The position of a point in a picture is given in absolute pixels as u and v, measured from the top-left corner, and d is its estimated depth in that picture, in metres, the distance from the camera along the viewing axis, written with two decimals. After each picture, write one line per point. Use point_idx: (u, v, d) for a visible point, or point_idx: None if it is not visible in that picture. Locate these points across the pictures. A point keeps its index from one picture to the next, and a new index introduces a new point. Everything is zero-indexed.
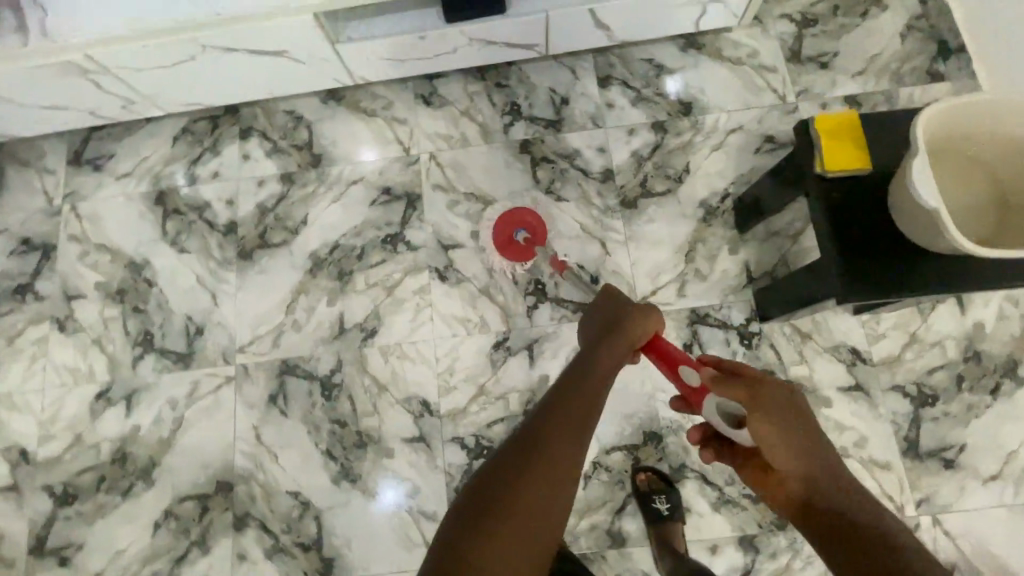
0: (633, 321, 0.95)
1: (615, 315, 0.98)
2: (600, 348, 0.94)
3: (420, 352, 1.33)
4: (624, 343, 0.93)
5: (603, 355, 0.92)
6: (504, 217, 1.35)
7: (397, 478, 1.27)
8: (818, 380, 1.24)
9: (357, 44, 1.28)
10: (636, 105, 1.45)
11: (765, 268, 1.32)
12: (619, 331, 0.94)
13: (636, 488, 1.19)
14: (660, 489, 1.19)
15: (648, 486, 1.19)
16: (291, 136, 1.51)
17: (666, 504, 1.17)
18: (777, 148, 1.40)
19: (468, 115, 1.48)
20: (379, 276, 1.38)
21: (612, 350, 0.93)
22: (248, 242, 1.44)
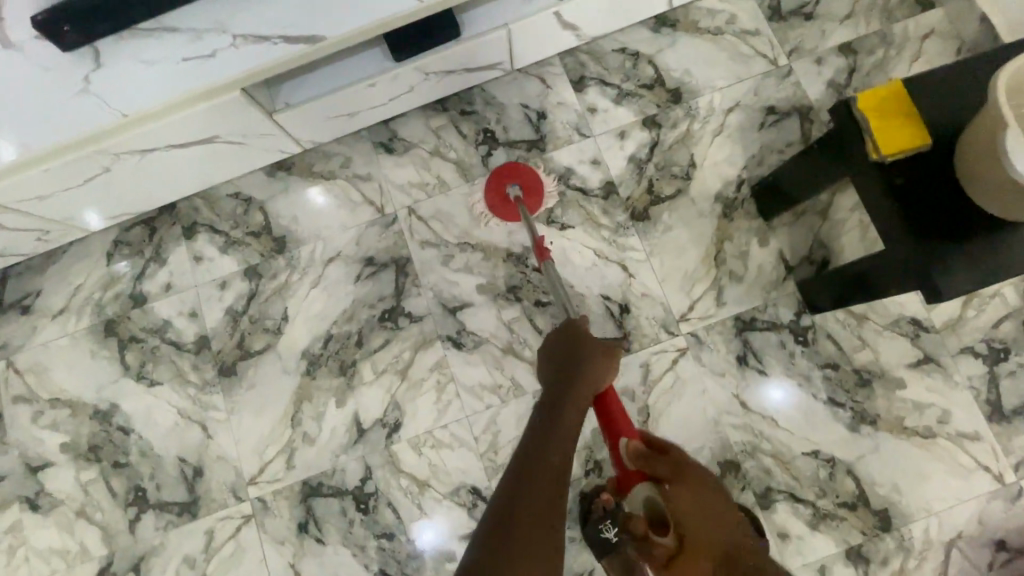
0: (600, 352, 0.83)
1: (576, 344, 0.85)
2: (570, 381, 0.80)
3: (455, 434, 1.18)
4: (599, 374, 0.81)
5: (574, 387, 0.79)
6: (501, 169, 1.17)
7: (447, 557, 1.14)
8: (886, 362, 1.15)
9: (300, 108, 1.09)
10: (620, 103, 1.30)
11: (801, 253, 1.20)
12: (589, 363, 0.82)
13: None
14: None
15: None
16: (244, 223, 1.31)
17: None
18: (782, 118, 1.27)
19: (439, 154, 1.31)
20: (386, 360, 1.22)
21: (583, 385, 0.80)
22: (227, 356, 1.25)
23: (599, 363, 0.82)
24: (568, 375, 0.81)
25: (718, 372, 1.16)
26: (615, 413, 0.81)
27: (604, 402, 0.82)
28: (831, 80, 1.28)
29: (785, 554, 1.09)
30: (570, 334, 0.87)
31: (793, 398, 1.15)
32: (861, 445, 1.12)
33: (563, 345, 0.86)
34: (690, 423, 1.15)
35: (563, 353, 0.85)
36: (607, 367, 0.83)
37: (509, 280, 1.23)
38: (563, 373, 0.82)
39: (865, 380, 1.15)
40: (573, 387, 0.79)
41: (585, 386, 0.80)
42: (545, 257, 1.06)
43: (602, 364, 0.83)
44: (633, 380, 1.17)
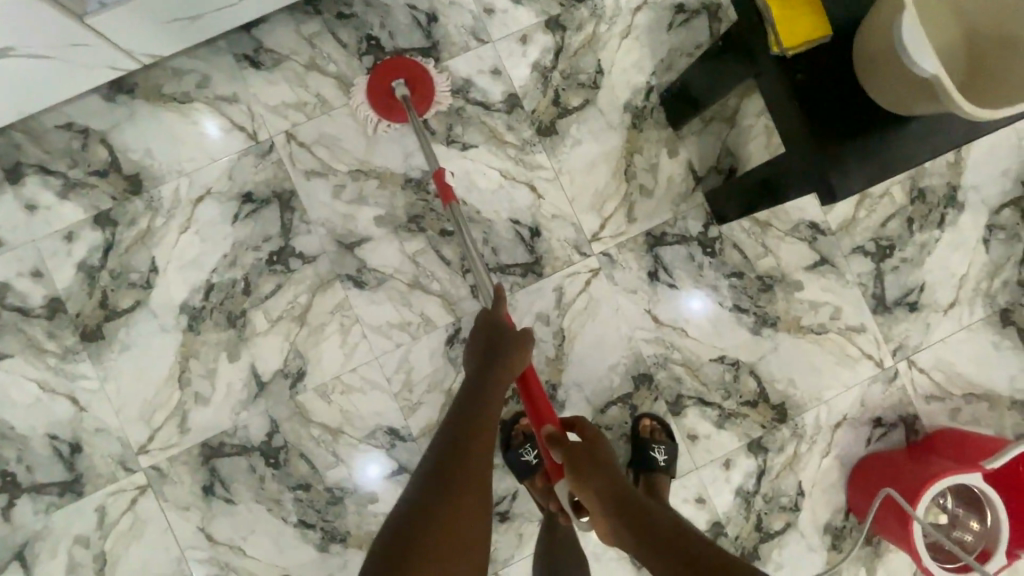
0: (518, 341, 0.86)
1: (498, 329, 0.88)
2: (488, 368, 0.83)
3: (366, 378, 1.11)
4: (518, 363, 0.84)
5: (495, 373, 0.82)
6: (382, 105, 1.08)
7: (371, 496, 1.11)
8: (786, 267, 1.18)
9: (121, 9, 0.87)
10: (520, 3, 1.16)
11: (709, 162, 1.18)
12: (511, 349, 0.85)
13: (636, 434, 1.11)
14: (660, 438, 1.10)
15: (648, 433, 1.11)
16: (84, 161, 1.09)
17: (664, 455, 1.08)
18: (690, 17, 1.19)
19: (315, 67, 1.13)
20: (280, 307, 1.10)
21: (501, 377, 0.82)
22: (89, 318, 1.08)
23: (518, 354, 0.85)
24: (489, 365, 0.84)
25: (630, 290, 1.15)
26: (536, 398, 0.84)
27: (527, 386, 0.85)
28: None
29: (694, 454, 1.15)
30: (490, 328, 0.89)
31: (707, 308, 1.17)
32: (762, 347, 1.17)
33: (481, 337, 0.88)
34: (605, 341, 1.14)
35: (482, 346, 0.88)
36: (521, 351, 0.85)
37: (410, 209, 1.13)
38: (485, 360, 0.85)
39: (767, 285, 1.18)
40: (493, 371, 0.83)
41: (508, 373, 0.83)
42: (451, 198, 0.97)
43: (516, 348, 0.85)
44: (547, 305, 1.14)
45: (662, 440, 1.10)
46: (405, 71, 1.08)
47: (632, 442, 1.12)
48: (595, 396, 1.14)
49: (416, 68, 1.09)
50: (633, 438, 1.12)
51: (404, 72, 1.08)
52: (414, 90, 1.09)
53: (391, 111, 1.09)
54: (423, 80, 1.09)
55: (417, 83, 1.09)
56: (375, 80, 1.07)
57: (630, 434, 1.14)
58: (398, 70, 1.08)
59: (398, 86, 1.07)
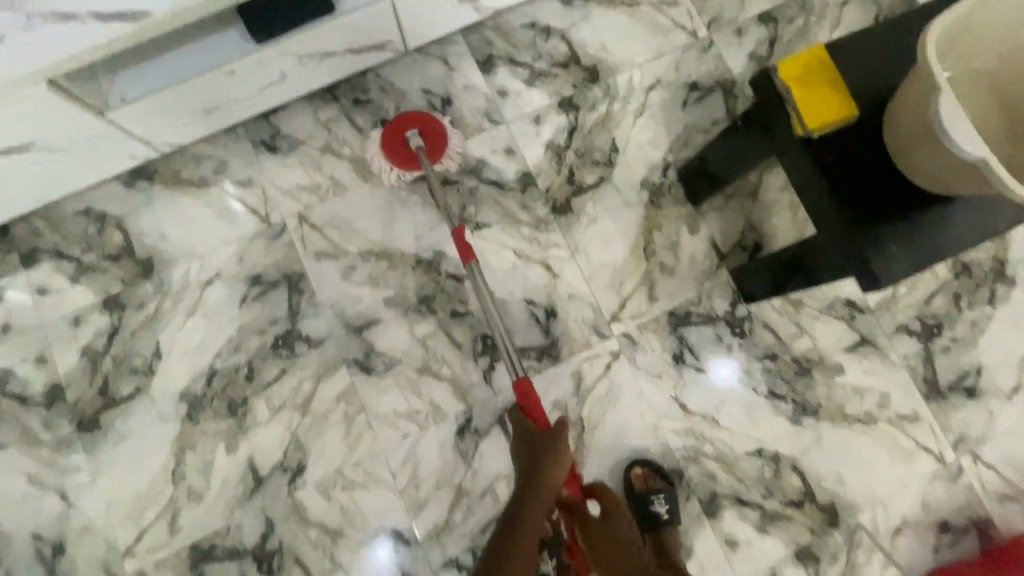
0: (556, 441, 0.81)
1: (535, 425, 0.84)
2: (530, 475, 0.80)
3: (370, 472, 1.03)
4: (561, 463, 0.80)
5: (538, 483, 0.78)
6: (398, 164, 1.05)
7: None
8: (824, 348, 1.09)
9: (142, 103, 0.89)
10: (533, 85, 1.18)
11: (733, 239, 1.12)
12: (550, 452, 0.80)
13: (630, 488, 1.01)
14: (658, 487, 1.01)
15: (644, 484, 1.01)
16: (98, 245, 1.09)
17: (666, 508, 0.99)
18: (705, 95, 1.18)
19: (330, 151, 1.14)
20: (283, 394, 1.05)
21: (544, 477, 0.79)
22: (88, 406, 1.04)
23: (556, 449, 0.81)
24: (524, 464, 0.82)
25: (655, 375, 1.07)
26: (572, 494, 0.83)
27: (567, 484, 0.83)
28: (753, 52, 1.21)
29: (734, 563, 1.02)
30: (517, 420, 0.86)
31: (734, 374, 1.08)
32: (804, 438, 1.06)
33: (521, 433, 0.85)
34: (629, 432, 1.05)
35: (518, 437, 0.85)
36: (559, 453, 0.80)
37: (421, 290, 1.09)
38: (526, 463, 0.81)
39: (805, 368, 1.08)
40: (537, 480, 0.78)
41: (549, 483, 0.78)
42: (470, 257, 0.94)
43: (555, 451, 0.80)
44: (564, 391, 1.06)
45: (659, 488, 1.00)
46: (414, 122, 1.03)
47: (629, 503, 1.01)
48: (618, 492, 1.03)
49: (422, 119, 1.04)
50: (628, 498, 1.01)
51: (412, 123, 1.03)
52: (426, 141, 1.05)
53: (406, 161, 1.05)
54: (433, 128, 1.05)
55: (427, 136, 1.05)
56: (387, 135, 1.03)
57: (624, 494, 1.02)
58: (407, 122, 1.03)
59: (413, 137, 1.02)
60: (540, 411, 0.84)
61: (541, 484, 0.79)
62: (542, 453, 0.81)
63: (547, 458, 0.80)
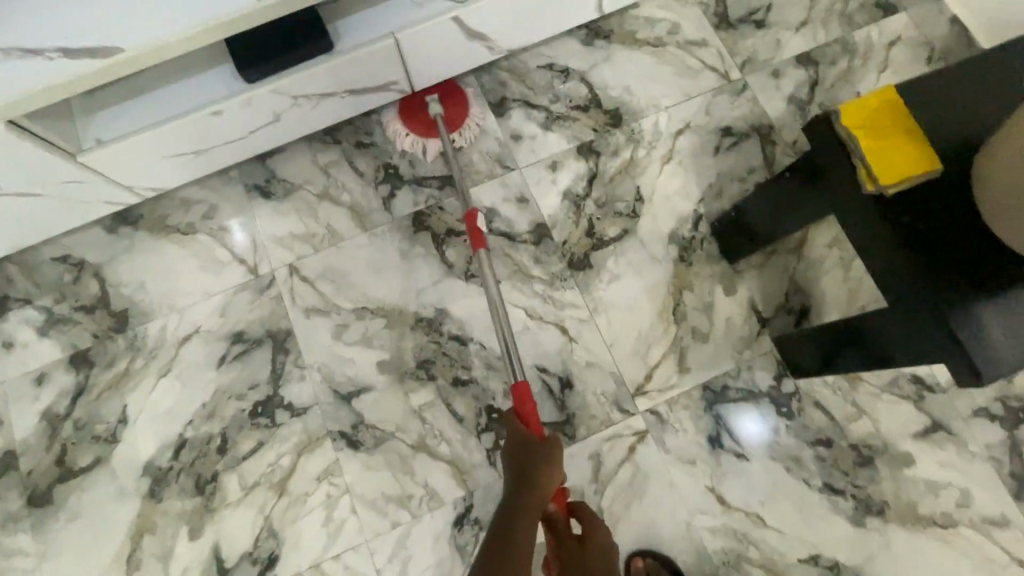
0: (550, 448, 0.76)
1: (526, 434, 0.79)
2: (523, 483, 0.74)
3: (351, 567, 0.88)
4: (552, 472, 0.75)
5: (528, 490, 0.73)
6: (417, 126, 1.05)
7: None
8: (888, 433, 0.93)
9: (118, 146, 0.82)
10: (550, 128, 1.08)
11: (775, 301, 0.99)
12: (545, 458, 0.75)
13: None
14: None
15: None
16: (73, 295, 1.00)
17: None
18: (740, 140, 1.07)
19: (328, 196, 1.05)
20: (258, 470, 0.92)
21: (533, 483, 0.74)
22: (41, 476, 0.93)
23: (547, 459, 0.75)
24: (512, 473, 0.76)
25: (686, 460, 0.91)
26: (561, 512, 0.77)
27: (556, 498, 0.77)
28: (793, 95, 1.10)
29: None
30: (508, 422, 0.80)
31: (762, 430, 0.93)
32: (869, 544, 0.88)
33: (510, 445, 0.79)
34: (656, 528, 0.89)
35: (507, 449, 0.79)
36: (552, 461, 0.76)
37: (419, 353, 0.97)
38: (517, 470, 0.75)
39: (866, 458, 0.92)
40: (529, 488, 0.73)
41: (542, 487, 0.73)
42: (481, 242, 0.90)
43: (548, 459, 0.75)
44: (581, 477, 0.91)
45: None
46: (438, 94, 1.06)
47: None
48: None
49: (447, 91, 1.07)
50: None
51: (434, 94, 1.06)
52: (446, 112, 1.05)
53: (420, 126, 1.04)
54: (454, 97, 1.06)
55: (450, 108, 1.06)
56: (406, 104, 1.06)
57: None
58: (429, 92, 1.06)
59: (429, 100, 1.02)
60: (533, 417, 0.79)
61: (531, 491, 0.73)
62: (533, 460, 0.75)
63: (537, 465, 0.75)
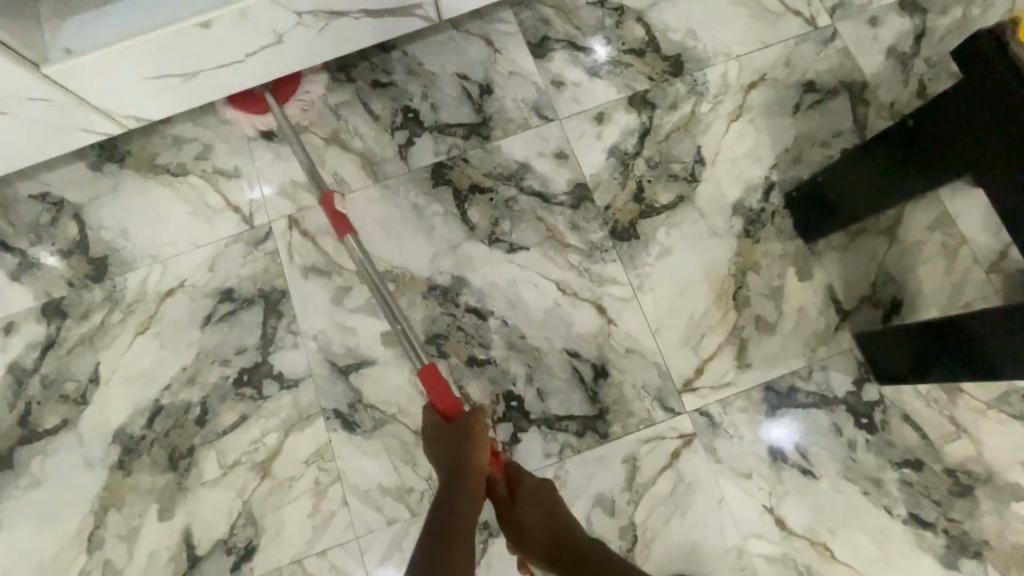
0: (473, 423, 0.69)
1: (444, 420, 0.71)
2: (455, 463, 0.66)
3: (338, 567, 0.76)
4: (479, 449, 0.67)
5: (460, 470, 0.66)
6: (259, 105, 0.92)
7: None
8: (993, 459, 0.76)
9: (91, 58, 0.69)
10: (597, 75, 0.92)
11: (860, 291, 0.82)
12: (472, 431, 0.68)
13: None
14: None
15: None
16: (49, 237, 0.90)
17: None
18: (825, 98, 0.90)
19: (337, 141, 0.91)
20: (239, 448, 0.80)
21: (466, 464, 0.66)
22: (2, 437, 0.82)
23: (472, 440, 0.68)
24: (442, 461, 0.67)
25: (740, 473, 0.76)
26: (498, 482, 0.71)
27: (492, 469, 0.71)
28: (892, 48, 0.92)
29: None
30: (423, 416, 0.72)
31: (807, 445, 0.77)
32: None
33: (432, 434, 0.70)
34: (700, 552, 0.74)
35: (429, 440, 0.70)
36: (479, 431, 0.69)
37: (430, 326, 0.83)
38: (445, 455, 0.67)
39: (965, 487, 0.75)
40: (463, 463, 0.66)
41: (477, 457, 0.67)
42: (343, 228, 0.79)
43: (475, 430, 0.68)
44: (612, 483, 0.77)
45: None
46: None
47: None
48: None
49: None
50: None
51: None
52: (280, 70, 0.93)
53: (285, 93, 0.92)
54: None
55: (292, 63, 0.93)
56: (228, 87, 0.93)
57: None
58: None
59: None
60: (451, 399, 0.71)
61: (462, 470, 0.66)
62: (456, 445, 0.67)
63: (462, 450, 0.67)
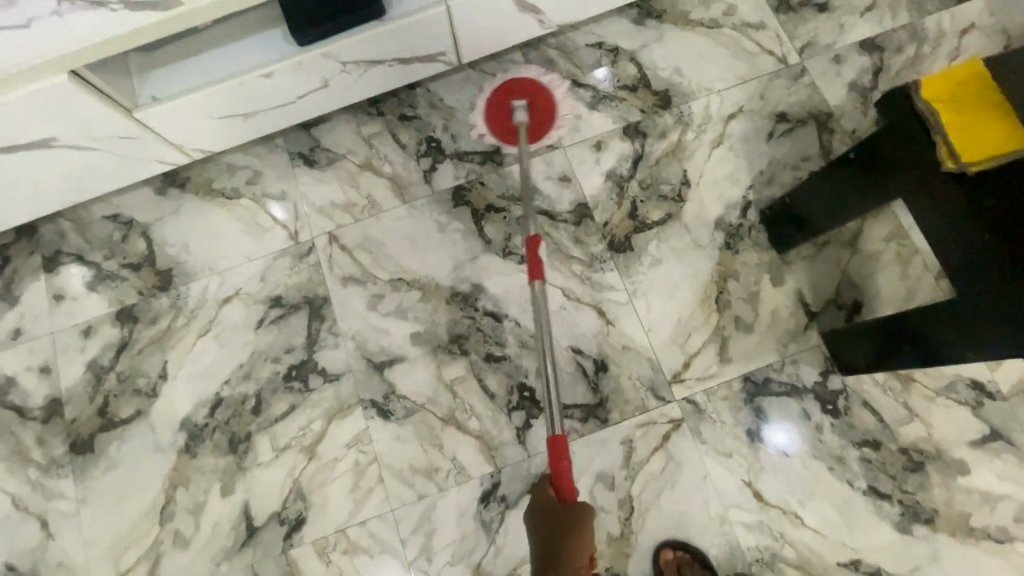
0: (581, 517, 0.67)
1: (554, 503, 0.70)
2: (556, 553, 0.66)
3: (376, 535, 0.88)
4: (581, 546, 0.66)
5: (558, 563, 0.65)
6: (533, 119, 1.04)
7: None
8: (941, 439, 0.88)
9: (172, 105, 0.83)
10: (596, 108, 1.06)
11: (825, 295, 0.94)
12: (577, 527, 0.67)
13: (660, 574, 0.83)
14: None
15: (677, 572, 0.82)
16: (121, 252, 1.03)
17: None
18: (795, 127, 1.03)
19: (370, 167, 1.05)
20: (289, 433, 0.93)
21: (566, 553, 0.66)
22: (83, 426, 0.95)
23: (577, 528, 0.67)
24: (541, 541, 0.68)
25: (722, 453, 0.88)
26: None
27: None
28: (854, 82, 1.05)
29: None
30: (538, 486, 0.73)
31: (792, 444, 0.88)
32: (916, 553, 0.84)
33: (539, 511, 0.71)
34: (687, 520, 0.86)
35: (535, 514, 0.72)
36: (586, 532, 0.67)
37: (453, 327, 0.96)
38: (548, 536, 0.68)
39: (917, 463, 0.87)
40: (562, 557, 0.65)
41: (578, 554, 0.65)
42: (538, 274, 0.85)
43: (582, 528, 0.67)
44: (611, 462, 0.89)
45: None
46: (520, 94, 1.05)
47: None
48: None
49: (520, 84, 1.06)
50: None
51: (498, 103, 1.04)
52: (536, 103, 1.05)
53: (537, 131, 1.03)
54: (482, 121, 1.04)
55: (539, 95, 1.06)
56: (491, 133, 1.05)
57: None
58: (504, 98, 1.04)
59: (517, 106, 1.01)
60: (565, 479, 0.71)
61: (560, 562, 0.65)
62: (560, 530, 0.67)
63: (564, 538, 0.67)
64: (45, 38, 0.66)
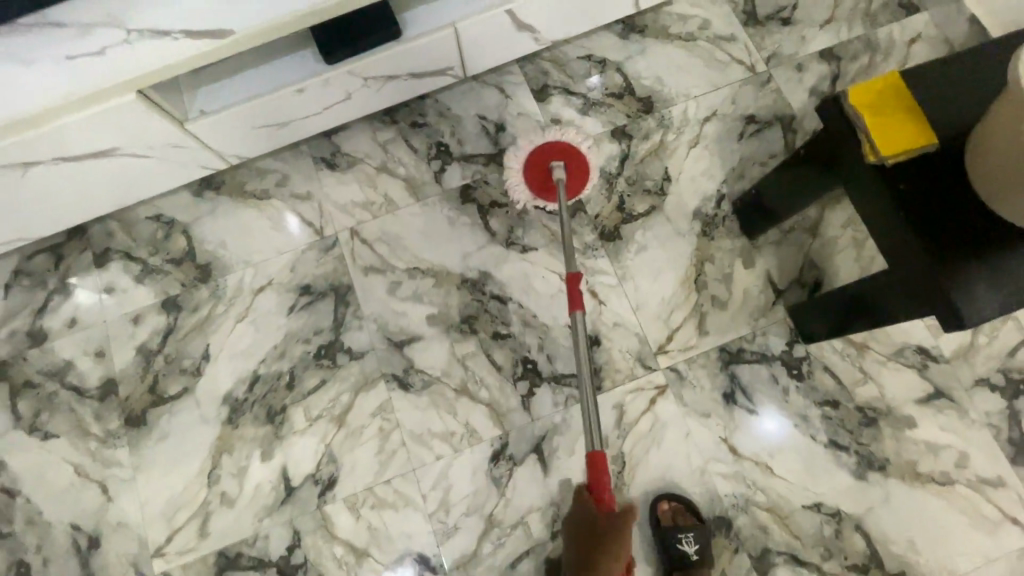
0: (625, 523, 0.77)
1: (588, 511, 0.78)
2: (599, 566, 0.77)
3: (400, 492, 1.01)
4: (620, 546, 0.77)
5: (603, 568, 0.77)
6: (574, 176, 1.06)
7: None
8: (892, 398, 1.00)
9: (217, 117, 0.96)
10: (587, 113, 1.19)
11: (790, 275, 1.07)
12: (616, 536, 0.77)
13: (658, 521, 0.95)
14: (687, 525, 0.94)
15: (673, 519, 0.95)
16: (165, 248, 1.15)
17: (695, 546, 0.92)
18: (763, 128, 1.16)
19: (386, 170, 1.17)
20: (321, 405, 1.05)
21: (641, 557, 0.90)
22: (136, 402, 1.07)
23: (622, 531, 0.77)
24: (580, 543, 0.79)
25: (702, 413, 1.01)
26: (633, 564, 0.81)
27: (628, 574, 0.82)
28: (814, 88, 1.19)
29: None
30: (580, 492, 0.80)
31: (778, 430, 1.00)
32: (870, 496, 0.97)
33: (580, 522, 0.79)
34: (672, 472, 0.99)
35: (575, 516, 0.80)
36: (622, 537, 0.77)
37: (464, 309, 1.08)
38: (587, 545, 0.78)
39: (870, 419, 1.00)
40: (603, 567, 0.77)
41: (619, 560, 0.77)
42: (578, 307, 0.87)
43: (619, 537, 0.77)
44: (605, 423, 1.01)
45: (689, 525, 0.94)
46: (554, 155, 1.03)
47: (655, 537, 0.96)
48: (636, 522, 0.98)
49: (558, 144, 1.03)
50: (657, 534, 0.95)
51: (536, 166, 1.04)
52: (569, 163, 1.05)
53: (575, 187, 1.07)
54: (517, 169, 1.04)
55: (570, 153, 1.03)
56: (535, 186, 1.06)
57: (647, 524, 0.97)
58: (546, 160, 1.04)
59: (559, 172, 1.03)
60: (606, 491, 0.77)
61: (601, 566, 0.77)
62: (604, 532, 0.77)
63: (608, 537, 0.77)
64: (117, 64, 0.79)
